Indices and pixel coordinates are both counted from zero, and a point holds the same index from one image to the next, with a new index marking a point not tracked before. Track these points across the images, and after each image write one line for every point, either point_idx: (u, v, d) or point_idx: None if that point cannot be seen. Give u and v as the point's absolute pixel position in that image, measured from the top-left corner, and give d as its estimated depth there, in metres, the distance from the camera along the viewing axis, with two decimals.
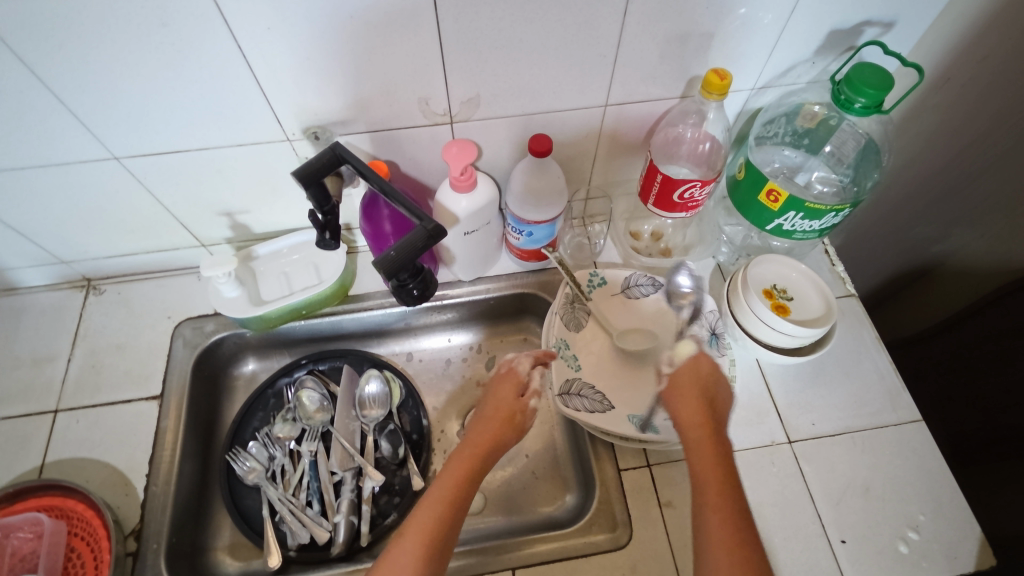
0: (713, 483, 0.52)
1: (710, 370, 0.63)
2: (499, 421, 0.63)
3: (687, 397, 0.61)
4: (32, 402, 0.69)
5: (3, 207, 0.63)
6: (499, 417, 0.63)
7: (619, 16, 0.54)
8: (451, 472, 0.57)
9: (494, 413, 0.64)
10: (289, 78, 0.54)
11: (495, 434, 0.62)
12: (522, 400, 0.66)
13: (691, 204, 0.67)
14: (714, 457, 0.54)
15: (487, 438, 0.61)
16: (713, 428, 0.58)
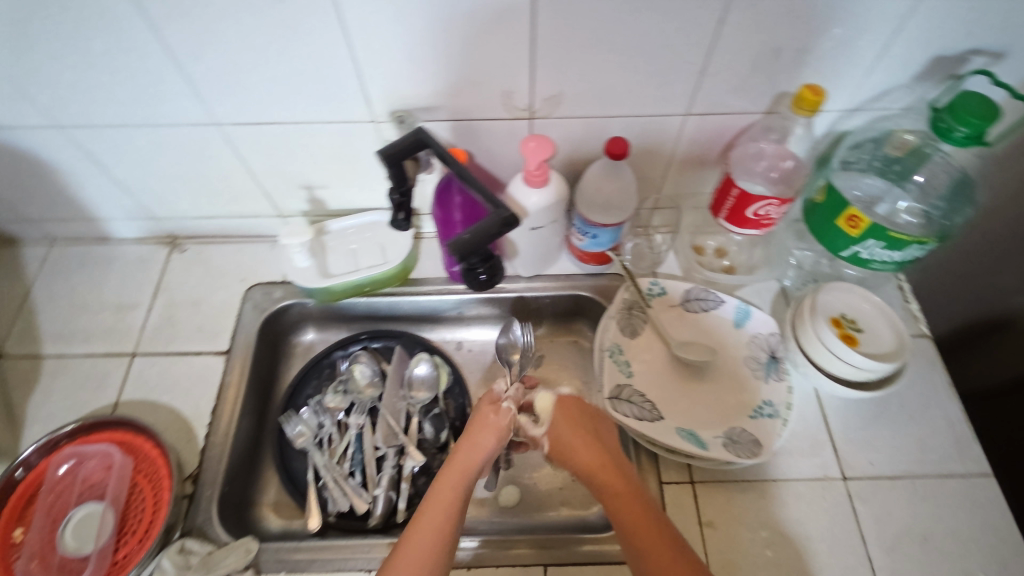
0: (637, 518, 0.52)
1: (577, 406, 0.62)
2: (484, 428, 0.60)
3: (574, 435, 0.59)
4: (113, 344, 0.74)
5: (111, 161, 0.68)
6: (483, 423, 0.60)
7: (715, 24, 0.53)
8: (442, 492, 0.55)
9: (477, 419, 0.61)
10: (385, 61, 0.56)
11: (481, 441, 0.59)
12: (502, 404, 0.62)
13: (765, 221, 0.66)
14: (624, 488, 0.55)
15: (474, 450, 0.58)
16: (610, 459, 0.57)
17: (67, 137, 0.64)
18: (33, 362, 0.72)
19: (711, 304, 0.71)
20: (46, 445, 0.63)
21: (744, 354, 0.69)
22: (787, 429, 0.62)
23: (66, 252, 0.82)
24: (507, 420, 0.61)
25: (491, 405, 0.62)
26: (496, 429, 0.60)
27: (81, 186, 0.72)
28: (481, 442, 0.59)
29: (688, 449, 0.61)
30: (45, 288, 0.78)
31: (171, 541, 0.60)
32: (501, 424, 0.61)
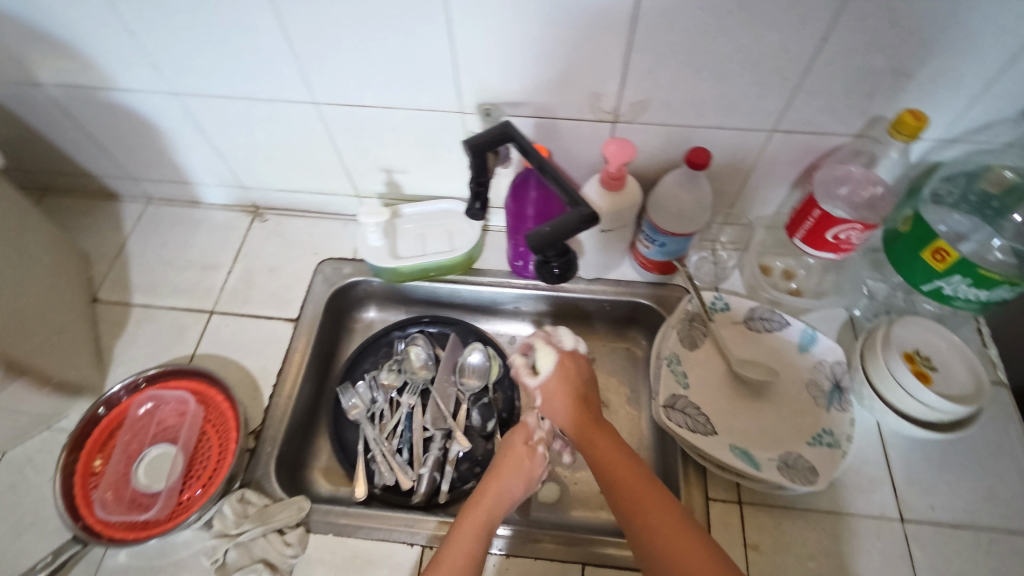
0: (640, 494, 0.51)
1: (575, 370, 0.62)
2: (506, 474, 0.60)
3: (573, 414, 0.59)
4: (194, 300, 0.79)
5: (214, 130, 0.73)
6: (513, 470, 0.60)
7: (817, 42, 0.53)
8: (460, 539, 0.54)
9: (503, 465, 0.61)
10: (482, 55, 0.58)
11: (508, 487, 0.59)
12: (536, 450, 0.63)
13: (843, 246, 0.65)
14: (625, 466, 0.54)
15: (499, 491, 0.58)
16: (610, 439, 0.57)
17: (179, 104, 0.69)
18: (124, 309, 0.78)
19: (775, 325, 0.70)
20: (131, 384, 0.68)
21: (808, 379, 0.67)
22: (847, 461, 0.60)
23: (160, 212, 0.88)
24: (538, 468, 0.62)
25: (525, 449, 0.62)
26: (526, 477, 0.60)
27: (183, 152, 0.78)
28: (507, 488, 0.59)
29: (740, 467, 0.60)
30: (140, 242, 0.84)
31: (232, 490, 0.63)
32: (533, 471, 0.61)
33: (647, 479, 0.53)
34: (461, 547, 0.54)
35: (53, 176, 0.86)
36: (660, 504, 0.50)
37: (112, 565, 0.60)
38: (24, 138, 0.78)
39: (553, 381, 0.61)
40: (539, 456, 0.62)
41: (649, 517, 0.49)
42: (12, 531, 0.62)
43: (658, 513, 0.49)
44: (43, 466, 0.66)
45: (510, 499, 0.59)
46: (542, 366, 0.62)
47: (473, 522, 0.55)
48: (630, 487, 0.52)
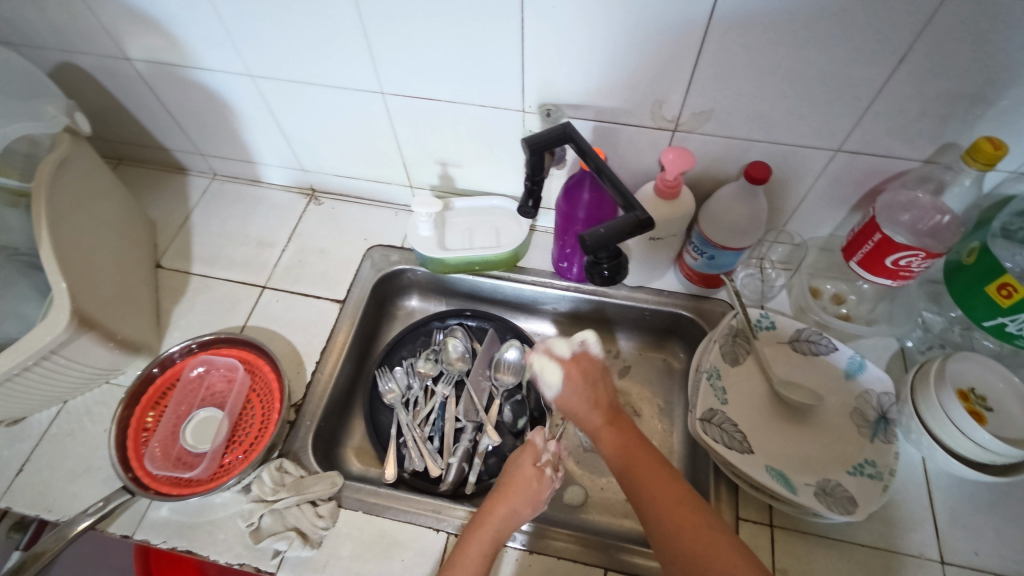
0: (662, 500, 0.50)
1: (586, 369, 0.63)
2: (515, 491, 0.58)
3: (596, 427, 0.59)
4: (249, 274, 0.82)
5: (284, 113, 0.76)
6: (520, 490, 0.58)
7: (893, 62, 0.52)
8: (469, 556, 0.53)
9: (512, 482, 0.59)
10: (550, 56, 0.59)
11: (515, 508, 0.57)
12: (544, 472, 0.60)
13: (903, 274, 0.63)
14: (648, 472, 0.53)
15: (507, 508, 0.56)
16: (632, 446, 0.56)
17: (255, 86, 0.72)
18: (183, 277, 0.82)
19: (822, 349, 0.68)
20: (186, 348, 0.71)
21: (853, 407, 0.65)
22: (887, 495, 0.58)
23: (223, 188, 0.92)
24: (546, 490, 0.59)
25: (534, 469, 0.60)
26: (531, 495, 0.58)
27: (251, 131, 0.81)
28: (516, 503, 0.57)
29: (775, 488, 0.58)
30: (202, 215, 0.89)
31: (271, 459, 0.66)
32: (540, 492, 0.59)
33: (673, 486, 0.51)
34: (469, 563, 0.53)
35: (129, 147, 0.91)
36: (685, 511, 0.49)
37: (155, 518, 0.63)
38: (108, 108, 0.83)
39: (565, 382, 0.62)
40: (546, 480, 0.60)
41: (672, 523, 0.49)
42: (68, 475, 0.66)
43: (682, 519, 0.49)
44: (100, 417, 0.70)
45: (516, 517, 0.57)
46: (547, 378, 0.63)
47: (481, 540, 0.54)
48: (653, 491, 0.51)
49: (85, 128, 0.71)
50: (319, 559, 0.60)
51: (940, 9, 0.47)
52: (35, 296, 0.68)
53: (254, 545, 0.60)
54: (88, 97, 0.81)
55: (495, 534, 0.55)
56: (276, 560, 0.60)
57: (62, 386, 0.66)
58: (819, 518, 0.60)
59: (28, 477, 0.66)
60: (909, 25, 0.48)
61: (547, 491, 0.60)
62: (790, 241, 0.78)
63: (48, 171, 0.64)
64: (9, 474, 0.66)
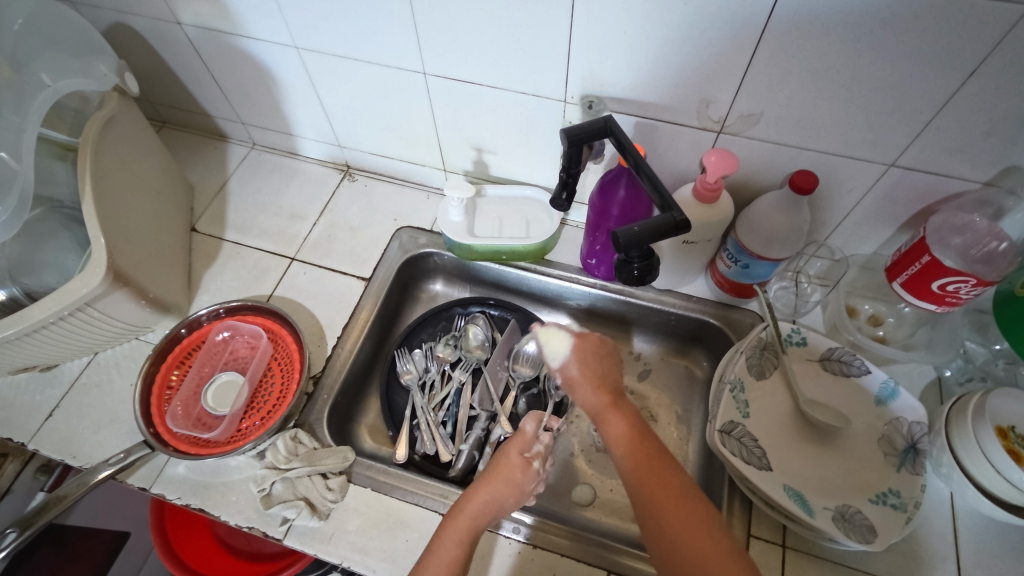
0: (657, 491, 0.49)
1: (596, 343, 0.63)
2: (500, 478, 0.56)
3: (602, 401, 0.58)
4: (279, 245, 0.83)
5: (325, 88, 0.76)
6: (503, 478, 0.56)
7: (961, 76, 0.49)
8: (448, 544, 0.52)
9: (497, 469, 0.57)
10: (598, 46, 0.58)
11: (497, 497, 0.55)
12: (530, 464, 0.58)
13: (949, 300, 0.60)
14: (647, 460, 0.51)
15: (491, 495, 0.55)
16: (632, 432, 0.54)
17: (299, 58, 0.72)
18: (216, 243, 0.84)
19: (853, 370, 0.66)
20: (213, 311, 0.73)
21: (881, 434, 0.62)
22: (910, 528, 0.56)
23: (261, 158, 0.93)
24: (530, 483, 0.57)
25: (520, 460, 0.58)
26: (517, 488, 0.56)
27: (292, 104, 0.82)
28: (500, 489, 0.55)
29: (791, 509, 0.56)
30: (239, 183, 0.90)
31: (286, 428, 0.67)
32: (524, 484, 0.57)
33: (672, 476, 0.50)
34: (448, 552, 0.52)
35: (174, 110, 0.93)
36: (681, 504, 0.48)
37: (172, 475, 0.64)
38: (156, 71, 0.85)
39: (573, 361, 0.61)
40: (532, 471, 0.58)
41: (670, 518, 0.47)
42: (93, 425, 0.68)
43: (677, 513, 0.47)
44: (128, 371, 0.72)
45: (498, 510, 0.55)
46: (555, 351, 0.62)
47: (460, 527, 0.53)
48: (649, 482, 0.50)
49: (134, 88, 0.72)
50: (326, 531, 0.61)
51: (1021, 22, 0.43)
52: (75, 249, 0.70)
53: (264, 510, 0.61)
54: (139, 59, 0.83)
55: (474, 522, 0.53)
56: (284, 527, 0.61)
57: (93, 338, 0.68)
58: (834, 544, 0.58)
59: (56, 423, 0.68)
60: (984, 38, 0.46)
61: (532, 484, 0.57)
62: (830, 256, 0.75)
63: (95, 128, 0.65)
64: (39, 419, 0.68)
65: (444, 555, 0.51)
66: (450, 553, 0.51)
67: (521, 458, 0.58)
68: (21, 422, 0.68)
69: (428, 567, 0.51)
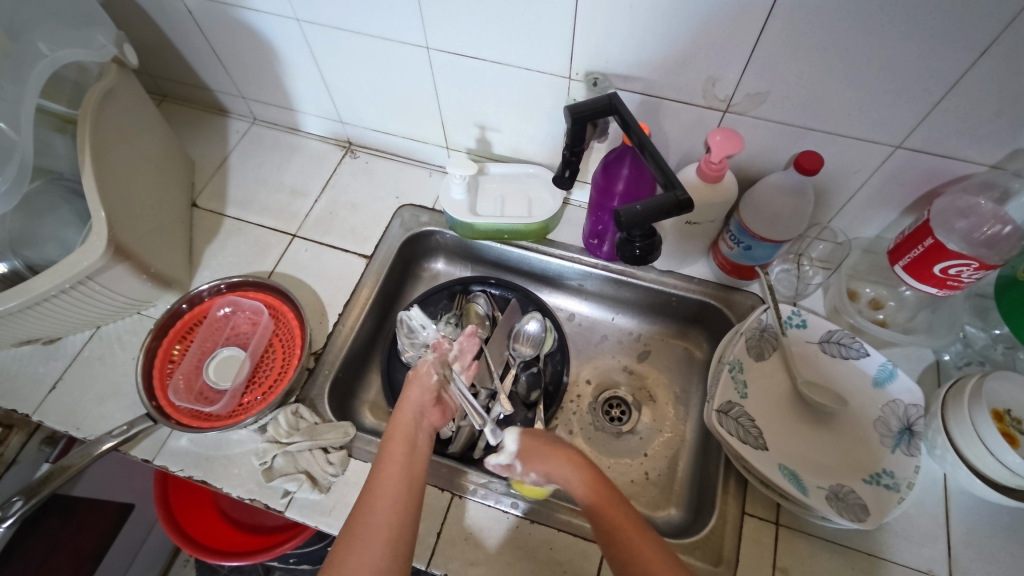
0: (601, 505, 0.52)
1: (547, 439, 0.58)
2: (417, 392, 0.61)
3: (574, 471, 0.54)
4: (280, 221, 0.83)
5: (325, 62, 0.75)
6: (416, 388, 0.61)
7: (973, 55, 0.48)
8: (389, 471, 0.52)
9: (411, 378, 0.62)
10: (604, 22, 0.57)
11: (411, 402, 0.59)
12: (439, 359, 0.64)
13: (951, 283, 0.59)
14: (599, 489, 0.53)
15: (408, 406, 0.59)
16: (578, 463, 0.55)
17: (299, 31, 0.71)
18: (217, 218, 0.83)
19: (852, 353, 0.66)
20: (215, 287, 0.73)
21: (877, 416, 0.62)
22: (902, 508, 0.57)
23: (261, 133, 0.92)
24: (433, 377, 0.62)
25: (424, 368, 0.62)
26: (424, 389, 0.61)
27: (292, 78, 0.81)
28: (410, 399, 0.60)
29: (786, 487, 0.57)
30: (239, 159, 0.89)
31: (287, 403, 0.67)
32: (427, 374, 0.62)
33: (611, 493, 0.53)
34: (395, 470, 0.53)
35: (174, 84, 0.92)
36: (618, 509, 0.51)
37: (174, 447, 0.65)
38: (154, 43, 0.83)
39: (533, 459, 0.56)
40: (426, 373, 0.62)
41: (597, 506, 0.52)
42: (97, 398, 0.69)
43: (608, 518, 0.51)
44: (130, 345, 0.73)
45: (424, 411, 0.60)
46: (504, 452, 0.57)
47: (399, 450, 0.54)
48: (598, 502, 0.52)
49: (132, 61, 0.72)
50: (326, 504, 0.61)
51: None
52: (75, 223, 0.70)
53: (265, 482, 0.62)
54: (137, 30, 0.81)
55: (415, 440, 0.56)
56: (285, 499, 0.61)
57: (96, 311, 0.68)
58: (826, 522, 0.59)
59: (61, 395, 0.69)
60: (998, 16, 0.45)
61: (434, 373, 0.62)
62: (833, 239, 0.75)
63: (94, 100, 0.64)
64: (43, 391, 0.69)
65: (386, 489, 0.51)
66: (399, 469, 0.53)
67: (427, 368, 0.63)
68: (25, 394, 0.69)
69: (378, 489, 0.51)
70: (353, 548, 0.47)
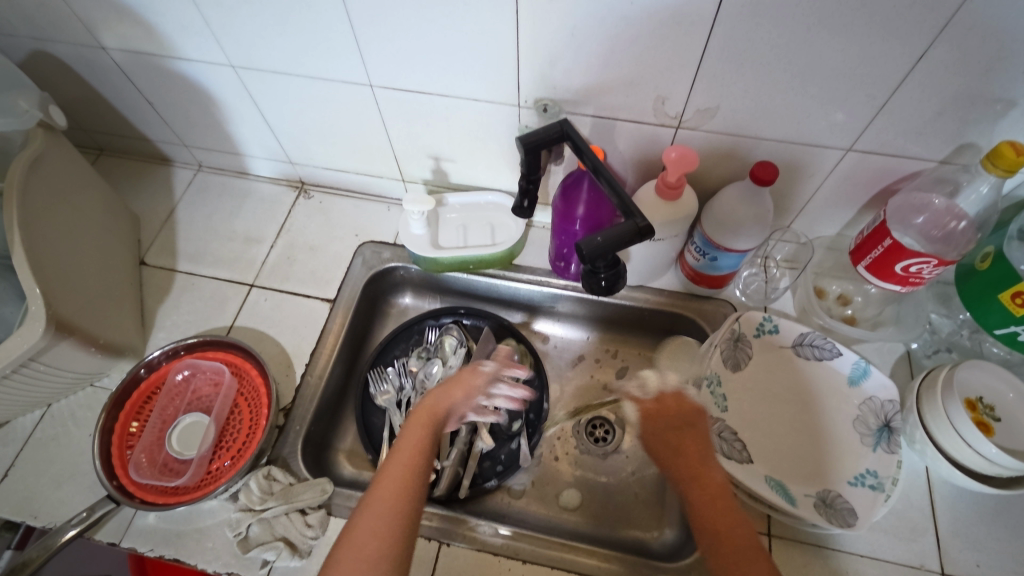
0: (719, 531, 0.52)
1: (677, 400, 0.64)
2: (422, 420, 0.56)
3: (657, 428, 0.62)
4: (236, 272, 0.80)
5: (268, 106, 0.73)
6: (460, 381, 0.61)
7: (913, 59, 0.49)
8: (382, 496, 0.48)
9: (455, 376, 0.62)
10: (547, 50, 0.56)
11: (443, 396, 0.59)
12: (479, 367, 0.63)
13: (913, 280, 0.60)
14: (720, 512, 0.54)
15: (444, 398, 0.59)
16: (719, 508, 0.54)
17: (236, 77, 0.69)
18: (169, 275, 0.80)
19: (825, 354, 0.65)
20: (171, 351, 0.69)
21: (856, 416, 0.63)
22: (889, 506, 0.57)
23: (208, 180, 0.89)
24: (486, 379, 0.62)
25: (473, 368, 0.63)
26: (470, 390, 0.60)
27: (236, 123, 0.78)
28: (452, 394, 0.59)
29: (774, 500, 0.57)
30: (187, 210, 0.86)
31: (258, 466, 0.64)
32: (472, 378, 0.61)
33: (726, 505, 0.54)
34: (391, 488, 0.49)
35: (110, 138, 0.88)
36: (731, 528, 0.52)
37: (142, 526, 0.61)
38: (84, 99, 0.79)
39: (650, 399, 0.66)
40: (473, 377, 0.62)
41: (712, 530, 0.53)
42: (53, 482, 0.65)
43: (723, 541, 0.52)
44: (85, 421, 0.69)
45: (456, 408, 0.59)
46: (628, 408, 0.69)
47: (393, 484, 0.49)
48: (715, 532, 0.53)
49: (60, 121, 0.68)
50: (309, 569, 0.59)
51: (968, 2, 0.43)
52: (14, 299, 0.66)
53: (242, 554, 0.59)
54: (65, 87, 0.78)
55: (412, 473, 0.51)
56: (264, 569, 0.59)
57: (44, 391, 0.65)
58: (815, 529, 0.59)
59: (13, 483, 0.64)
60: (931, 21, 0.45)
61: (483, 372, 0.63)
62: (796, 239, 0.76)
63: (21, 169, 0.61)
64: None
65: (381, 510, 0.47)
66: (404, 461, 0.51)
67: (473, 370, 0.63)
68: None
69: (385, 477, 0.50)
70: (347, 551, 0.45)
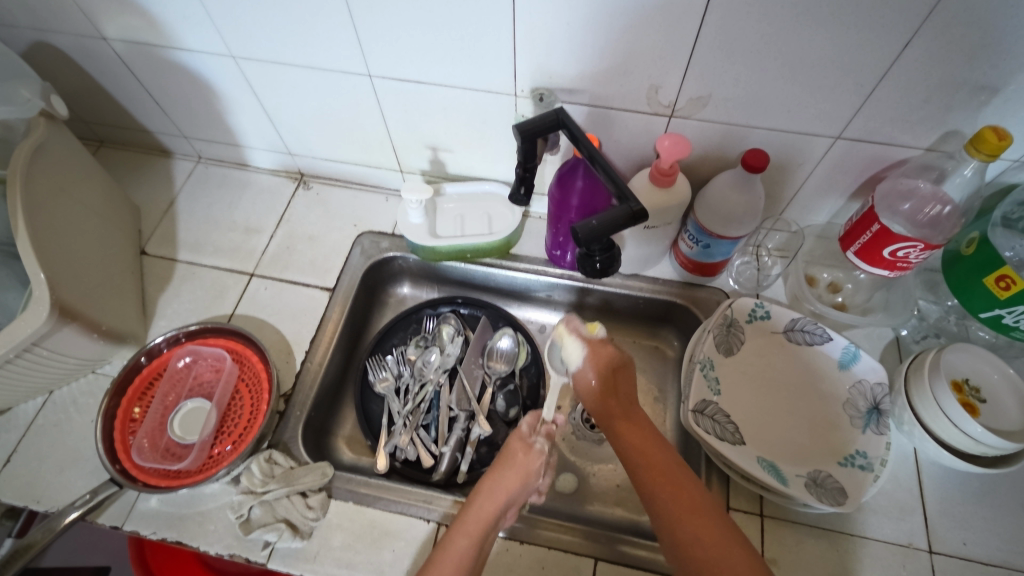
0: (681, 502, 0.45)
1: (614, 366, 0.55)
2: (466, 531, 0.50)
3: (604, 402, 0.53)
4: (236, 262, 0.81)
5: (267, 96, 0.74)
6: (509, 462, 0.55)
7: (899, 46, 0.50)
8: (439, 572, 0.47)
9: (507, 458, 0.56)
10: (543, 40, 0.57)
11: (502, 483, 0.53)
12: (532, 444, 0.57)
13: (900, 264, 0.62)
14: (685, 496, 0.46)
15: (497, 485, 0.53)
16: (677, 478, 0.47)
17: (237, 67, 0.69)
18: (169, 264, 0.81)
19: (816, 339, 0.67)
20: (172, 337, 0.70)
21: (845, 399, 0.64)
22: (877, 486, 0.58)
23: (208, 171, 0.90)
24: (536, 461, 0.56)
25: (521, 443, 0.57)
26: (526, 476, 0.55)
27: (235, 114, 0.79)
28: (502, 480, 0.54)
29: (766, 480, 0.58)
30: (187, 200, 0.87)
31: (260, 450, 0.65)
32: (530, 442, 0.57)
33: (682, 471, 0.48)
34: (450, 563, 0.47)
35: (110, 129, 0.89)
36: (695, 506, 0.45)
37: (144, 509, 0.62)
38: (85, 90, 0.80)
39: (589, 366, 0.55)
40: (531, 450, 0.56)
41: (671, 511, 0.45)
42: (56, 467, 0.65)
43: (685, 510, 0.45)
44: (86, 408, 0.69)
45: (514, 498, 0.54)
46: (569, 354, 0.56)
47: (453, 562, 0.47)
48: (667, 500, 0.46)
49: (63, 111, 0.69)
50: (310, 550, 0.60)
51: None
52: (17, 286, 0.67)
53: (243, 536, 0.60)
54: (65, 78, 0.78)
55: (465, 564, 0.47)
56: (266, 551, 0.60)
57: (47, 377, 0.65)
58: (807, 509, 0.60)
59: (17, 467, 0.65)
60: (915, 10, 0.47)
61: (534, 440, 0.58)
62: (787, 229, 0.77)
63: (22, 157, 0.62)
64: None
65: None
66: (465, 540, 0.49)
67: (527, 446, 0.57)
68: None
69: (442, 557, 0.48)
70: None
